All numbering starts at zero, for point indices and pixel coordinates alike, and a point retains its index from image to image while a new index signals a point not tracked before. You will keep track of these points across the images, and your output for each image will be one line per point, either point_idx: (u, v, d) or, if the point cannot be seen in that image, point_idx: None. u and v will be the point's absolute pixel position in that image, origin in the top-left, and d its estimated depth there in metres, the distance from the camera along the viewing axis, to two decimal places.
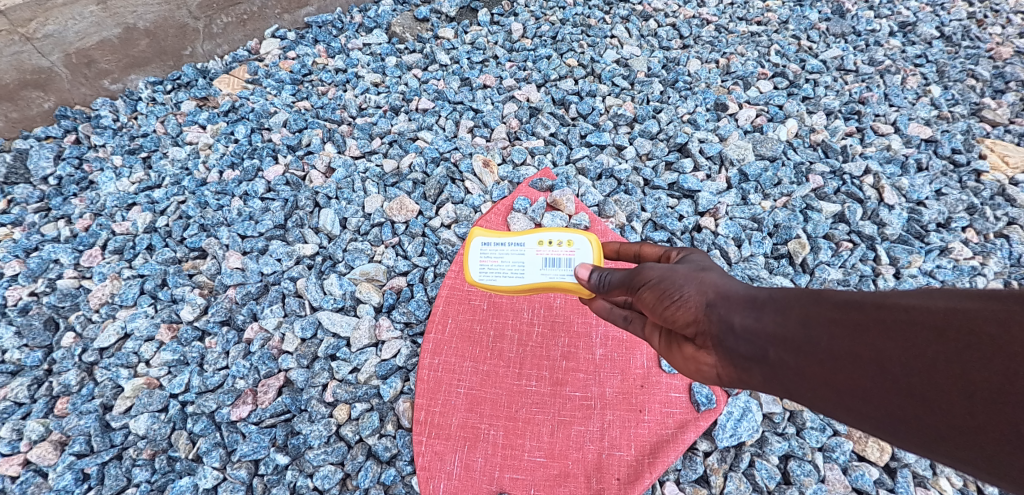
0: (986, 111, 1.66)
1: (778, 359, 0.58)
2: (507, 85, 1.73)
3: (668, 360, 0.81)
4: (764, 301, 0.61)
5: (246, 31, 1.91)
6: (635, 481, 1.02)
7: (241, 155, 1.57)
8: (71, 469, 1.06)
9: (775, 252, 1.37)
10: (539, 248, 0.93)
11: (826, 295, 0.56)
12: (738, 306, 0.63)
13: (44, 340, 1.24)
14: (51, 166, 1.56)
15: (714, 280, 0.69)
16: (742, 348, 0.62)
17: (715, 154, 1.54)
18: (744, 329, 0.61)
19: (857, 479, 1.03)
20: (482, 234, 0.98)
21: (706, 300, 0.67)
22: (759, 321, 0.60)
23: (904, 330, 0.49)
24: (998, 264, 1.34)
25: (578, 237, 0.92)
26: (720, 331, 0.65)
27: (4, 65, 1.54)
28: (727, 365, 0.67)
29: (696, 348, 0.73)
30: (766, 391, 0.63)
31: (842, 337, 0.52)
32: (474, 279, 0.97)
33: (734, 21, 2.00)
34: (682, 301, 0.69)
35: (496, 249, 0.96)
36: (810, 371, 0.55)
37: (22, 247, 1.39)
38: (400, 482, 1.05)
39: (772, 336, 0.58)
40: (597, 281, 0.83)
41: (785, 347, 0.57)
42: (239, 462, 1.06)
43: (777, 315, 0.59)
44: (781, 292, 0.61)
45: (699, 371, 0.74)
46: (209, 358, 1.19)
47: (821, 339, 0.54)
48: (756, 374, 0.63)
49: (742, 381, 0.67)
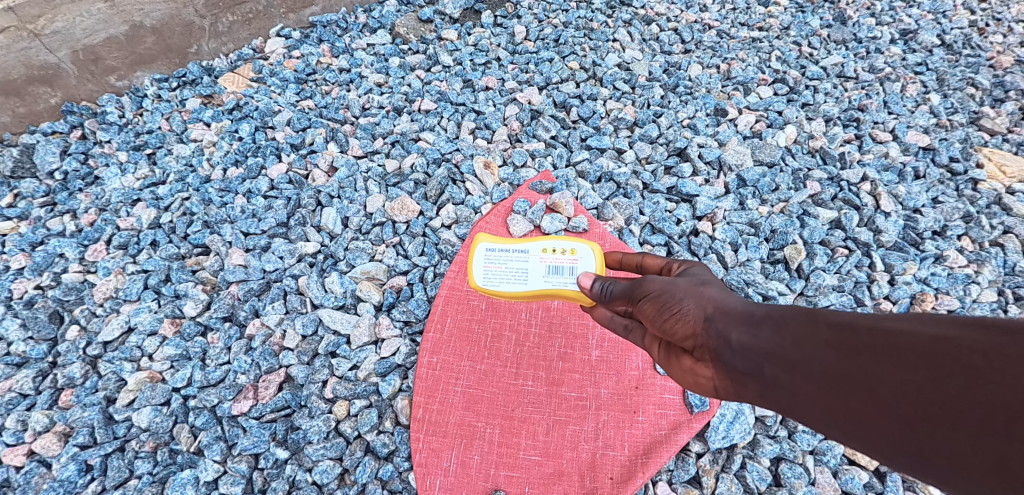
0: (985, 119, 1.67)
1: (772, 376, 0.59)
2: (509, 87, 1.75)
3: (668, 371, 0.82)
4: (761, 319, 0.63)
5: (252, 30, 1.92)
6: (627, 481, 1.04)
7: (245, 153, 1.59)
8: (75, 460, 1.08)
9: (771, 257, 1.39)
10: (543, 255, 0.95)
11: (822, 316, 0.57)
12: (736, 322, 0.65)
13: (49, 333, 1.26)
14: (57, 161, 1.58)
15: (714, 296, 0.71)
16: (738, 363, 0.64)
17: (714, 159, 1.56)
18: (740, 345, 0.63)
19: (847, 482, 1.04)
20: (487, 239, 1.00)
21: (705, 314, 0.69)
22: (756, 338, 0.62)
23: (894, 355, 0.48)
24: (992, 273, 1.36)
25: (581, 247, 0.94)
26: (718, 346, 0.66)
27: (11, 60, 1.56)
28: (725, 379, 0.68)
29: (695, 361, 0.74)
30: (764, 406, 0.64)
31: (834, 358, 0.53)
32: (478, 284, 0.98)
33: (736, 26, 2.02)
34: (681, 315, 0.71)
35: (500, 255, 0.98)
36: (802, 389, 0.56)
37: (29, 241, 1.41)
38: (398, 477, 1.07)
39: (768, 353, 0.60)
40: (599, 290, 0.85)
41: (780, 365, 0.58)
42: (239, 456, 1.07)
43: (774, 334, 0.60)
44: (778, 310, 0.63)
45: (697, 383, 0.76)
46: (212, 353, 1.21)
47: (815, 359, 0.55)
48: (753, 389, 0.64)
49: (740, 395, 0.68)
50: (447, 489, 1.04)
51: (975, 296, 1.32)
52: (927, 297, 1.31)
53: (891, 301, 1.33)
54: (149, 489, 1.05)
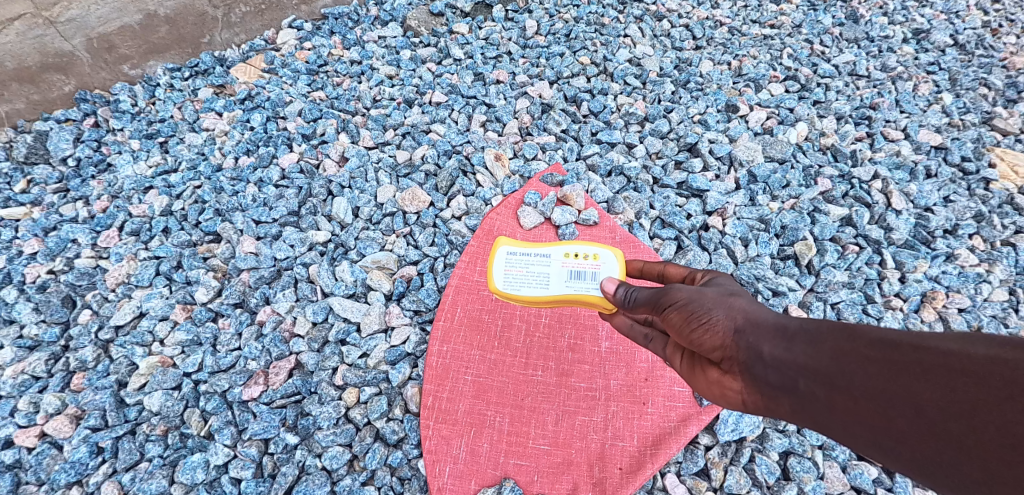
0: (998, 119, 1.66)
1: (808, 391, 0.60)
2: (520, 81, 1.75)
3: (692, 383, 0.83)
4: (795, 332, 0.63)
5: (264, 21, 1.94)
6: (636, 471, 1.04)
7: (256, 142, 1.60)
8: (86, 442, 1.08)
9: (782, 252, 1.38)
10: (565, 260, 0.96)
11: (860, 332, 0.57)
12: (767, 335, 0.65)
13: (62, 317, 1.27)
14: (71, 148, 1.59)
15: (743, 306, 0.71)
16: (771, 377, 0.64)
17: (725, 155, 1.55)
18: (774, 358, 0.63)
19: (856, 478, 1.04)
20: (508, 243, 1.01)
21: (735, 325, 0.69)
22: (789, 352, 0.62)
23: (944, 375, 0.49)
24: (1003, 272, 1.35)
25: (604, 252, 0.96)
26: (748, 359, 0.67)
27: (27, 47, 1.57)
28: (754, 392, 0.68)
29: (722, 373, 0.74)
30: (793, 421, 0.65)
31: (877, 375, 0.53)
32: (498, 288, 1.00)
33: (748, 23, 2.01)
34: (711, 325, 0.71)
35: (521, 259, 0.99)
36: (840, 404, 0.56)
37: (42, 226, 1.43)
38: (407, 465, 1.07)
39: (803, 367, 0.60)
40: (622, 296, 0.87)
41: (816, 380, 0.59)
42: (249, 440, 1.08)
43: (808, 348, 0.60)
44: (812, 324, 0.63)
45: (724, 396, 0.76)
46: (222, 339, 1.22)
47: (854, 375, 0.55)
48: (784, 404, 0.64)
49: (769, 409, 0.69)
50: (456, 477, 1.04)
51: (986, 295, 1.32)
52: (937, 295, 1.30)
53: (901, 298, 1.32)
54: (159, 472, 1.05)
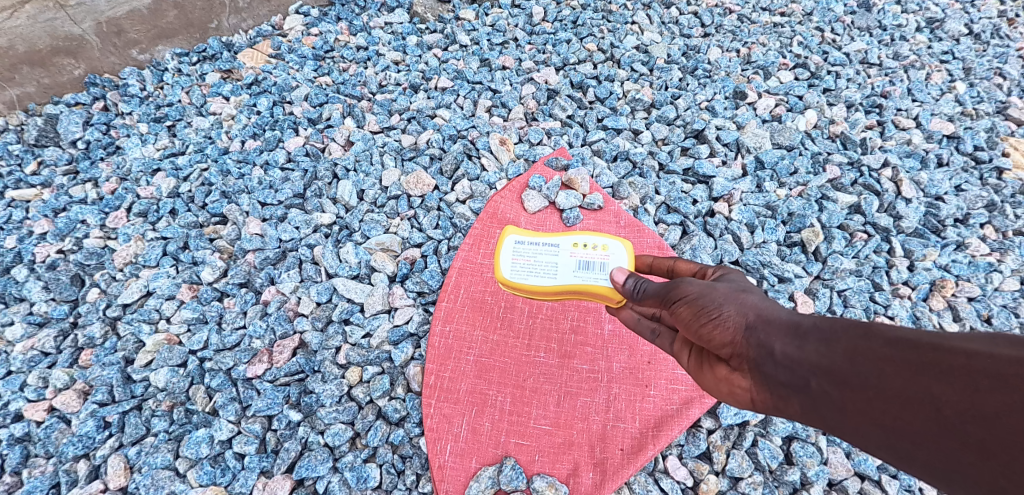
0: (1013, 109, 1.63)
1: (819, 389, 0.60)
2: (526, 67, 1.74)
3: (699, 380, 0.83)
4: (808, 330, 0.63)
5: (271, 7, 1.95)
6: (638, 452, 1.04)
7: (263, 126, 1.60)
8: (94, 416, 1.10)
9: (788, 239, 1.37)
10: (573, 250, 0.96)
11: (877, 331, 0.57)
12: (779, 333, 0.65)
13: (70, 295, 1.28)
14: (80, 131, 1.60)
15: (753, 303, 0.71)
16: (781, 375, 0.64)
17: (732, 141, 1.54)
18: (784, 356, 0.63)
19: (859, 464, 1.03)
20: (516, 232, 1.01)
21: (746, 321, 0.69)
22: (801, 350, 0.62)
23: (965, 376, 0.49)
24: (1015, 262, 1.33)
25: (613, 243, 0.96)
26: (758, 356, 0.67)
27: (37, 30, 1.59)
28: (764, 390, 0.69)
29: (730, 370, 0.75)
30: (803, 420, 0.65)
31: (895, 376, 0.53)
32: (505, 277, 0.99)
33: (757, 11, 1.98)
34: (721, 320, 0.70)
35: (529, 248, 0.99)
36: (852, 404, 0.57)
37: (51, 207, 1.44)
38: (409, 443, 1.08)
39: (816, 366, 0.60)
40: (632, 287, 0.86)
41: (828, 379, 0.59)
42: (252, 417, 1.09)
43: (821, 346, 0.61)
44: (826, 322, 0.62)
45: (731, 393, 0.76)
46: (228, 317, 1.23)
47: (868, 374, 0.55)
48: (794, 403, 0.65)
49: (778, 408, 0.69)
50: (457, 454, 1.05)
51: (997, 284, 1.30)
52: (946, 283, 1.29)
53: (911, 286, 1.30)
54: (164, 446, 1.06)
